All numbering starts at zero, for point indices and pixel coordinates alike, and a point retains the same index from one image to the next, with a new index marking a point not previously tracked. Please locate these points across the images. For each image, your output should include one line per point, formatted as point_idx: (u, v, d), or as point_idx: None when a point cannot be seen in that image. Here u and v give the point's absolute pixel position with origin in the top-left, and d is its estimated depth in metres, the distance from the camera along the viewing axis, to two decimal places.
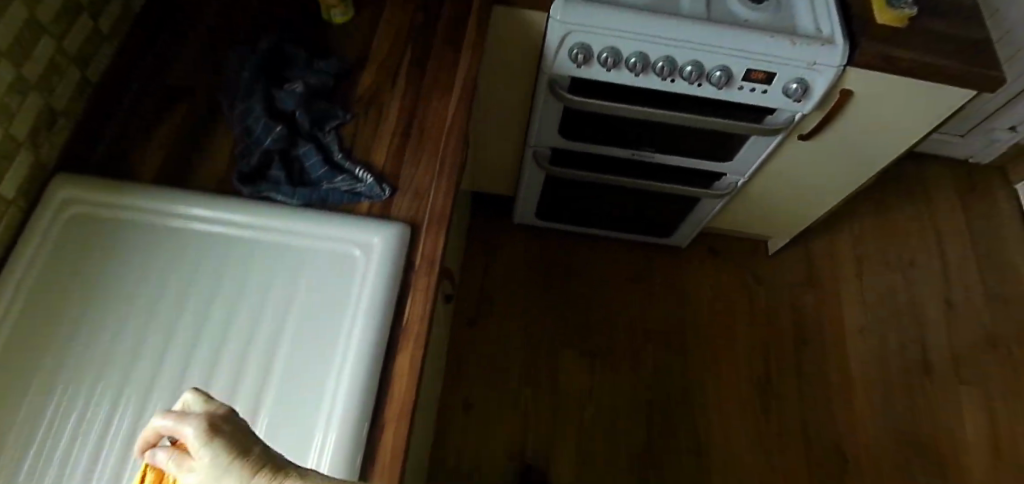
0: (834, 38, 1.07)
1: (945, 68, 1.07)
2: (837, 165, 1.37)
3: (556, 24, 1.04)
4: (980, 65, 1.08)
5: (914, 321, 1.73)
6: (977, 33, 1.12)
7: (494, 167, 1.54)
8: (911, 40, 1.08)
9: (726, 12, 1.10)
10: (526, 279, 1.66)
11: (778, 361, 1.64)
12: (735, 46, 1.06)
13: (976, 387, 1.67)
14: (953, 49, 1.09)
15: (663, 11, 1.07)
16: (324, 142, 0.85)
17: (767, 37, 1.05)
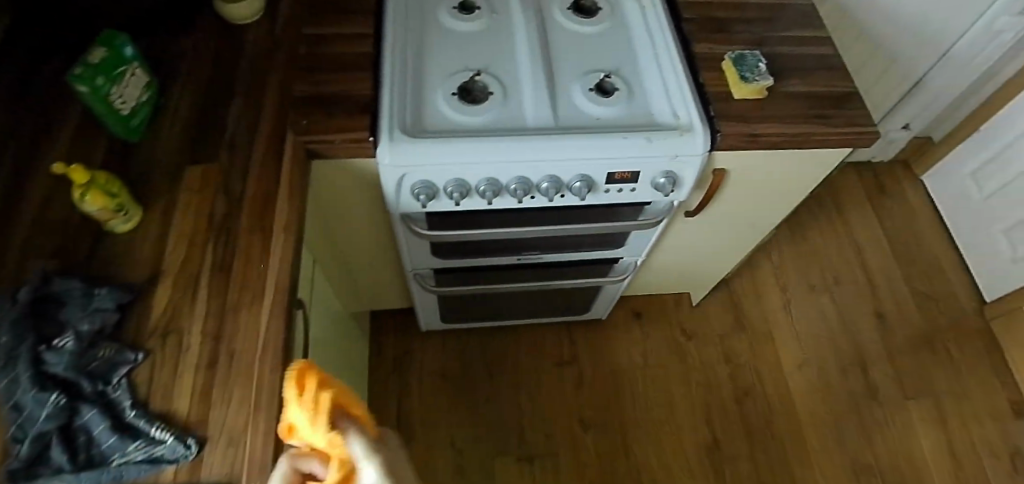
0: (692, 124, 0.98)
1: (818, 135, 0.99)
2: (736, 227, 1.30)
3: (386, 168, 0.93)
4: (848, 119, 1.01)
5: (849, 344, 1.69)
6: (837, 83, 1.05)
7: (384, 287, 1.43)
8: (776, 110, 1.00)
9: (574, 116, 1.02)
10: (447, 391, 1.56)
11: (722, 418, 1.57)
12: (588, 154, 0.96)
13: (925, 399, 1.61)
14: (818, 107, 1.02)
15: (504, 130, 0.98)
16: (111, 399, 0.70)
17: (620, 139, 0.96)
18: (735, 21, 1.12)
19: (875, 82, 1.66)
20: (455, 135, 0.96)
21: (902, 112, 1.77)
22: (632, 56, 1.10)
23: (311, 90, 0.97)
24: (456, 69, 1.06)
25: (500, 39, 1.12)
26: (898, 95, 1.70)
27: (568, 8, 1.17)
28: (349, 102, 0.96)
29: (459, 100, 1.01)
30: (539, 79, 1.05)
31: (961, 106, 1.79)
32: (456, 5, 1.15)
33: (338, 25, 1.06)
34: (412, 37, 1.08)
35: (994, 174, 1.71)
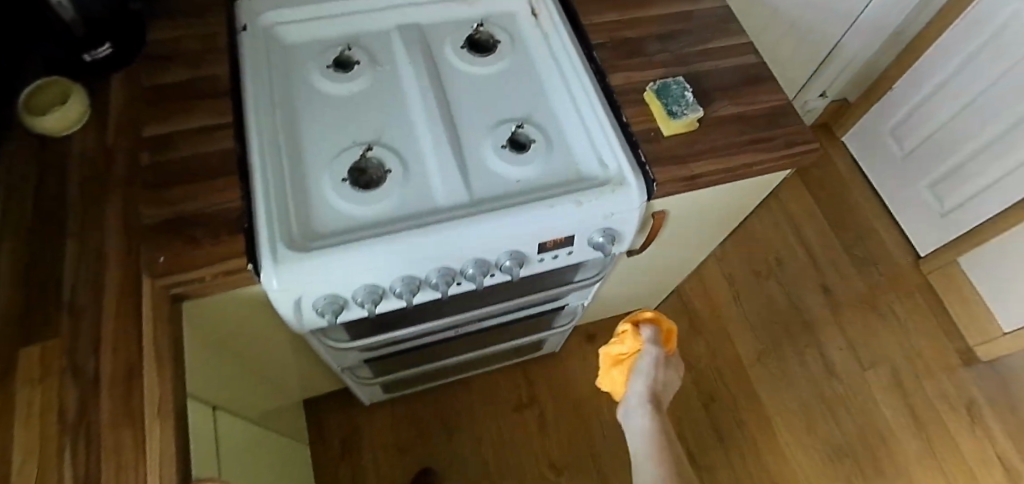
0: (624, 174, 0.87)
1: (757, 165, 0.90)
2: (679, 251, 1.22)
3: (277, 294, 0.77)
4: (786, 140, 0.92)
5: (802, 324, 1.69)
6: (768, 98, 0.96)
7: (313, 377, 1.27)
8: (711, 142, 0.90)
9: (490, 183, 0.89)
10: (407, 465, 1.45)
11: (692, 428, 1.54)
12: (514, 230, 0.83)
13: (880, 366, 1.63)
14: (754, 131, 0.92)
15: (413, 217, 0.84)
16: None
17: (547, 207, 0.84)
18: (649, 39, 1.00)
19: (794, 55, 1.61)
20: (355, 236, 0.81)
21: (819, 79, 1.75)
22: (543, 97, 0.97)
23: (167, 211, 0.79)
24: (344, 147, 0.91)
25: (390, 100, 0.96)
26: (811, 64, 1.68)
27: (463, 48, 1.02)
28: (218, 219, 0.78)
29: (352, 187, 0.86)
30: (443, 144, 0.91)
31: (873, 68, 1.79)
32: (331, 64, 0.98)
33: (186, 116, 0.86)
34: (284, 116, 0.91)
35: (913, 130, 1.72)
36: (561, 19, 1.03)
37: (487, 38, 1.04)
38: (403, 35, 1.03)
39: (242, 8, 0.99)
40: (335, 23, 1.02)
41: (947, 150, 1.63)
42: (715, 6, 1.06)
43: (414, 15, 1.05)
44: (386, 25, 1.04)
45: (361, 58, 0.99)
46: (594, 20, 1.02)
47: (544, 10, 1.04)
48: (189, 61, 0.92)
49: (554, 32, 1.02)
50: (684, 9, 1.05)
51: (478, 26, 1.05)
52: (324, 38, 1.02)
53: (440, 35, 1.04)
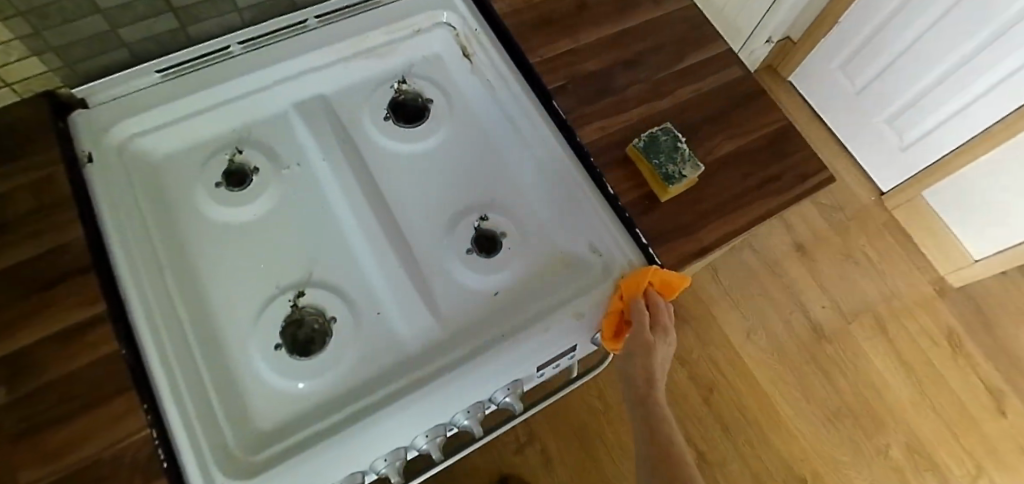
0: (624, 266, 0.71)
1: (772, 213, 0.76)
2: None
3: None
4: (796, 174, 0.79)
5: (782, 289, 1.62)
6: (763, 121, 0.81)
7: None
8: (715, 197, 0.75)
9: (463, 305, 0.72)
10: None
11: (696, 426, 1.45)
12: (510, 371, 0.68)
13: (862, 315, 1.61)
14: (760, 170, 0.78)
15: (381, 383, 0.67)
16: None
17: (542, 332, 0.68)
18: (615, 69, 0.82)
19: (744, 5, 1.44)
20: (314, 433, 0.63)
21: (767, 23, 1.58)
22: (502, 172, 0.79)
23: (57, 468, 0.58)
24: (268, 298, 0.71)
25: (311, 214, 0.75)
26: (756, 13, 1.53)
27: (387, 119, 0.80)
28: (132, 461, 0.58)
29: (293, 356, 0.67)
30: (392, 266, 0.72)
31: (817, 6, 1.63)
32: (221, 180, 0.75)
33: (49, 315, 0.63)
34: (177, 277, 0.70)
35: (866, 65, 1.61)
36: (503, 59, 0.82)
37: (415, 98, 0.83)
38: (307, 116, 0.79)
39: (76, 124, 0.72)
40: (213, 119, 0.77)
41: (903, 84, 1.55)
42: (680, 8, 0.88)
43: (314, 84, 0.81)
44: (282, 106, 0.80)
45: (259, 163, 0.76)
46: (544, 53, 0.82)
47: (479, 49, 0.83)
48: (25, 228, 0.66)
49: (498, 80, 0.81)
50: (647, 18, 0.86)
51: (399, 83, 0.82)
52: (206, 141, 0.78)
53: (353, 105, 0.81)
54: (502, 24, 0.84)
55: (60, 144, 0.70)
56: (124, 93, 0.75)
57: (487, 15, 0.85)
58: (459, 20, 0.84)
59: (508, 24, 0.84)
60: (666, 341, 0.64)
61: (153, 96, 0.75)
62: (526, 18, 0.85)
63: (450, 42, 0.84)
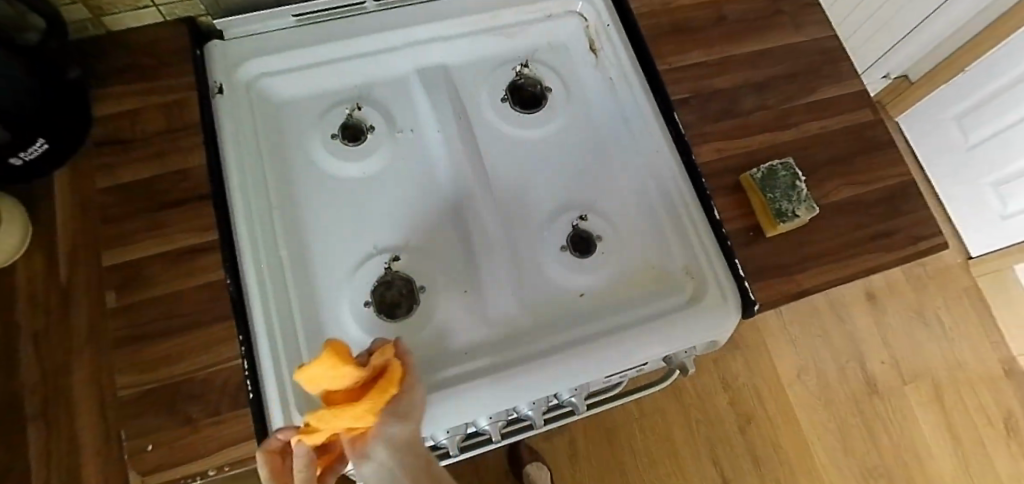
0: (717, 297, 0.70)
1: (877, 270, 0.73)
2: None
3: None
4: (911, 234, 0.75)
5: (844, 335, 1.55)
6: (887, 171, 0.77)
7: None
8: (821, 243, 0.73)
9: (550, 304, 0.72)
10: None
11: (726, 453, 1.42)
12: (592, 374, 0.66)
13: (921, 379, 1.53)
14: (872, 224, 0.74)
15: (457, 359, 0.67)
16: None
17: (623, 344, 0.67)
18: (743, 90, 0.79)
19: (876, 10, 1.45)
20: None
21: (896, 55, 1.56)
22: (608, 176, 0.78)
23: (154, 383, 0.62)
24: (363, 256, 0.73)
25: (416, 183, 0.76)
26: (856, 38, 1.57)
27: (505, 101, 0.80)
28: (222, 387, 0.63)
29: (379, 316, 0.69)
30: (487, 249, 0.72)
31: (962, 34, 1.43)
32: (338, 132, 0.77)
33: (169, 233, 0.67)
34: (284, 219, 0.72)
35: (983, 121, 1.48)
36: (632, 60, 0.80)
37: (534, 84, 0.82)
38: (427, 84, 0.80)
39: (214, 59, 0.76)
40: (340, 70, 0.79)
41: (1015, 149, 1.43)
42: (822, 38, 0.83)
43: (438, 53, 0.81)
44: (403, 69, 0.81)
45: (375, 122, 0.77)
46: (671, 61, 0.79)
47: (606, 46, 0.82)
48: (151, 146, 0.70)
49: (620, 82, 0.80)
50: (785, 44, 0.82)
51: (521, 67, 0.82)
52: (327, 90, 0.80)
53: (473, 81, 0.81)
54: (635, 21, 0.81)
55: (196, 77, 0.74)
56: (258, 30, 0.78)
57: (621, 11, 0.83)
58: (592, 12, 0.83)
59: (642, 27, 0.80)
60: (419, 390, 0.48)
61: (289, 40, 0.77)
62: (661, 25, 0.81)
63: (580, 33, 0.84)
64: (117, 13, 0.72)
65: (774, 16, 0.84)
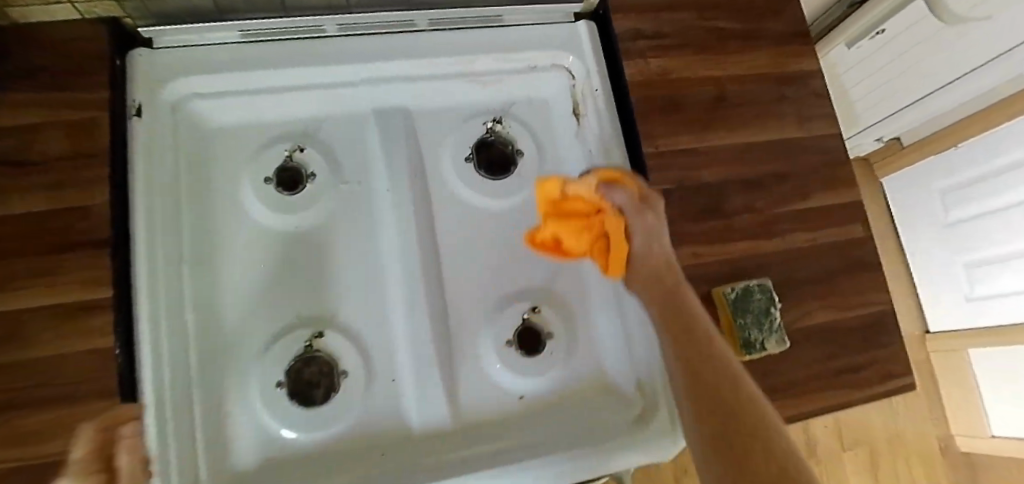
0: (668, 420, 0.63)
1: (841, 407, 0.68)
2: None
3: None
4: (880, 371, 0.70)
5: None
6: (867, 297, 0.72)
7: None
8: (787, 373, 0.67)
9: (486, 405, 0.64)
10: None
11: None
12: None
13: (860, 447, 1.54)
14: (843, 356, 0.69)
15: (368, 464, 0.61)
16: None
17: (567, 466, 0.59)
18: (732, 188, 0.71)
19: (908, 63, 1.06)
20: None
21: (895, 120, 1.20)
22: (568, 263, 0.71)
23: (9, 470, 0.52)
24: (283, 327, 0.64)
25: (356, 245, 0.67)
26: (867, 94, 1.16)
27: (469, 160, 0.71)
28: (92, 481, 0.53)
29: (292, 402, 0.62)
30: (424, 339, 0.63)
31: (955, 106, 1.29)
32: (273, 176, 0.67)
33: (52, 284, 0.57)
34: (196, 273, 0.63)
35: (970, 203, 1.40)
36: (616, 135, 0.71)
37: (506, 144, 0.73)
38: (384, 130, 0.69)
39: (135, 70, 0.63)
40: (285, 102, 0.69)
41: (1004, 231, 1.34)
42: (823, 136, 0.76)
43: (401, 94, 0.71)
44: (359, 109, 0.71)
45: (318, 169, 0.67)
46: (660, 145, 0.70)
47: (591, 113, 0.73)
48: (47, 174, 0.59)
49: (600, 157, 0.71)
50: (787, 138, 0.75)
51: (494, 123, 0.73)
52: (268, 123, 0.70)
53: (435, 133, 0.72)
54: (627, 90, 0.72)
55: (109, 96, 0.61)
56: (192, 43, 0.65)
57: (614, 75, 0.73)
58: (582, 70, 0.73)
59: (635, 99, 0.71)
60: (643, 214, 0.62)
61: (228, 58, 0.65)
62: (655, 99, 0.72)
63: (564, 93, 0.75)
64: (25, 5, 0.60)
65: (779, 103, 0.76)
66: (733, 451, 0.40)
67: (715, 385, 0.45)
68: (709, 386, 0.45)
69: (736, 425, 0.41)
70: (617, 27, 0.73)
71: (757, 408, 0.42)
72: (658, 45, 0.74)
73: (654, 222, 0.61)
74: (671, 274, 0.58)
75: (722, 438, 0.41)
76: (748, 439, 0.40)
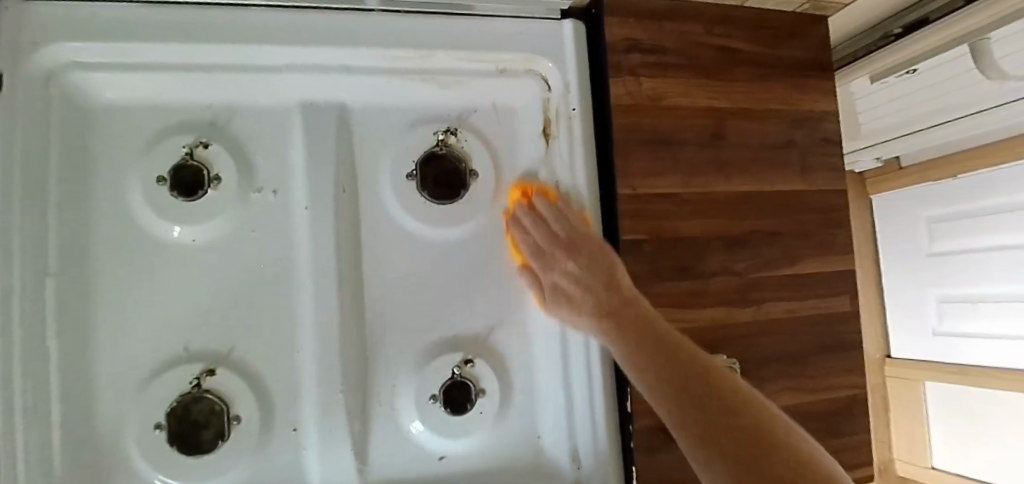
0: None
1: None
2: None
3: None
4: (840, 458, 0.65)
5: None
6: (839, 378, 0.66)
7: None
8: None
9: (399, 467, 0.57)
10: None
11: None
12: None
13: None
14: None
15: None
16: None
17: None
18: (713, 245, 0.62)
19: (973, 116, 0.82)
20: None
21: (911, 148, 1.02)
22: (514, 311, 0.61)
23: None
24: (170, 357, 0.55)
25: (264, 269, 0.56)
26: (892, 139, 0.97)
27: (412, 178, 0.59)
28: None
29: (172, 448, 0.53)
30: (335, 389, 0.55)
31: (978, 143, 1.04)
32: (168, 175, 0.55)
33: None
34: (64, 290, 0.52)
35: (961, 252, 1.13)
36: (587, 169, 0.60)
37: (457, 160, 0.61)
38: (313, 132, 0.57)
39: None
40: (190, 84, 0.56)
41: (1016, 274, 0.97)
42: (823, 191, 0.67)
43: (337, 87, 0.58)
44: (283, 100, 0.58)
45: (225, 172, 0.55)
46: (638, 186, 0.60)
47: (564, 137, 0.61)
48: None
49: (566, 192, 0.60)
50: (784, 191, 0.65)
51: (446, 134, 0.61)
52: (168, 106, 0.57)
53: (376, 139, 0.60)
54: (611, 113, 0.61)
55: None
56: None
57: (596, 94, 0.62)
58: (559, 82, 0.61)
59: (617, 125, 0.60)
60: (564, 257, 0.56)
61: (118, 22, 0.51)
62: (641, 129, 0.61)
63: (536, 105, 0.62)
64: None
65: (783, 147, 0.66)
66: (731, 461, 0.35)
67: (753, 436, 0.36)
68: (744, 437, 0.36)
69: (729, 428, 0.37)
70: (608, 33, 0.61)
71: (758, 410, 0.38)
72: (656, 62, 0.62)
73: (582, 231, 0.56)
74: (607, 260, 0.53)
75: (719, 445, 0.36)
76: (749, 452, 0.35)
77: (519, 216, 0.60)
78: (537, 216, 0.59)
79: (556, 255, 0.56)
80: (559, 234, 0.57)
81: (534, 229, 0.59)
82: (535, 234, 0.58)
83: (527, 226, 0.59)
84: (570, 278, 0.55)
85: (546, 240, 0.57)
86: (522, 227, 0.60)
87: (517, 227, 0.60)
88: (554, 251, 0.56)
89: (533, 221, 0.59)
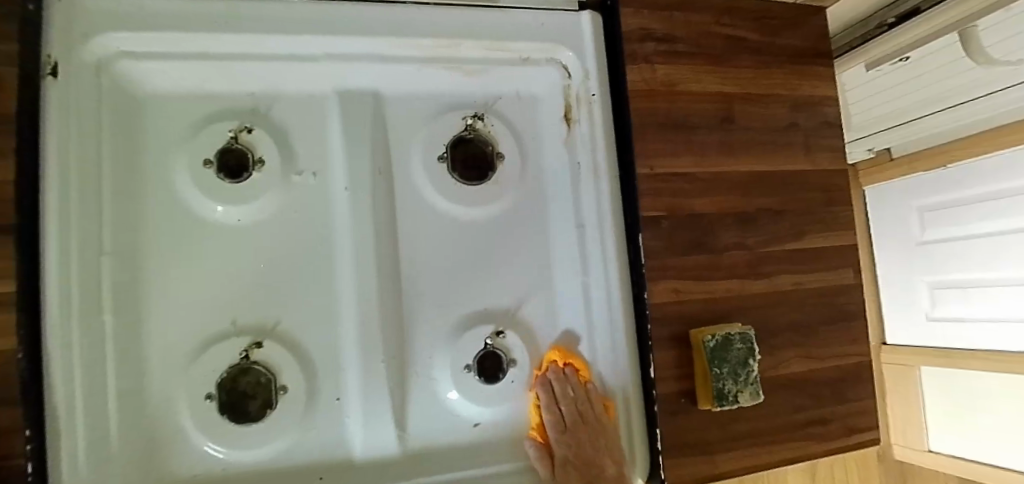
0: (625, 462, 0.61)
1: (805, 458, 0.66)
2: None
3: None
4: (849, 423, 0.68)
5: None
6: (846, 346, 0.69)
7: None
8: (757, 421, 0.64)
9: (433, 435, 0.60)
10: None
11: None
12: None
13: None
14: (814, 407, 0.67)
15: None
16: None
17: None
18: (723, 222, 0.66)
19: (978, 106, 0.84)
20: None
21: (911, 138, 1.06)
22: (541, 287, 0.64)
23: None
24: (217, 332, 0.57)
25: (306, 248, 0.59)
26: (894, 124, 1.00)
27: (443, 160, 0.63)
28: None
29: (224, 417, 0.56)
30: (375, 359, 0.58)
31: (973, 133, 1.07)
32: (214, 158, 0.58)
33: None
34: (119, 268, 0.55)
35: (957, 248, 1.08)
36: (609, 149, 0.63)
37: (486, 143, 0.65)
38: (347, 117, 0.61)
39: (50, 19, 0.52)
40: (230, 71, 0.58)
41: (999, 260, 0.95)
42: (826, 171, 0.71)
43: (371, 75, 0.61)
44: (320, 87, 0.61)
45: (267, 155, 0.59)
46: (655, 166, 0.65)
47: (585, 121, 0.64)
48: None
49: (588, 173, 0.63)
50: (788, 171, 0.69)
51: (474, 120, 0.65)
52: (210, 94, 0.60)
53: (408, 124, 0.63)
54: (626, 96, 0.64)
55: (21, 50, 0.51)
56: None
57: (614, 79, 0.65)
58: (579, 69, 0.64)
59: (633, 110, 0.64)
60: (584, 442, 0.58)
61: (167, 15, 0.55)
62: (656, 113, 0.65)
63: (557, 91, 0.66)
64: None
65: (786, 131, 0.70)
66: None
67: None
68: None
69: None
70: (623, 24, 0.65)
71: None
72: (668, 50, 0.66)
73: (603, 429, 0.59)
74: (617, 465, 0.58)
75: None
76: None
77: (559, 373, 0.61)
78: (573, 388, 0.60)
79: (575, 434, 0.58)
80: (585, 421, 0.59)
81: (575, 395, 0.60)
82: (567, 400, 0.60)
83: (560, 390, 0.60)
84: (575, 457, 0.58)
85: (581, 409, 0.59)
86: (560, 390, 0.60)
87: (551, 387, 0.60)
88: (576, 432, 0.58)
89: (569, 388, 0.60)
